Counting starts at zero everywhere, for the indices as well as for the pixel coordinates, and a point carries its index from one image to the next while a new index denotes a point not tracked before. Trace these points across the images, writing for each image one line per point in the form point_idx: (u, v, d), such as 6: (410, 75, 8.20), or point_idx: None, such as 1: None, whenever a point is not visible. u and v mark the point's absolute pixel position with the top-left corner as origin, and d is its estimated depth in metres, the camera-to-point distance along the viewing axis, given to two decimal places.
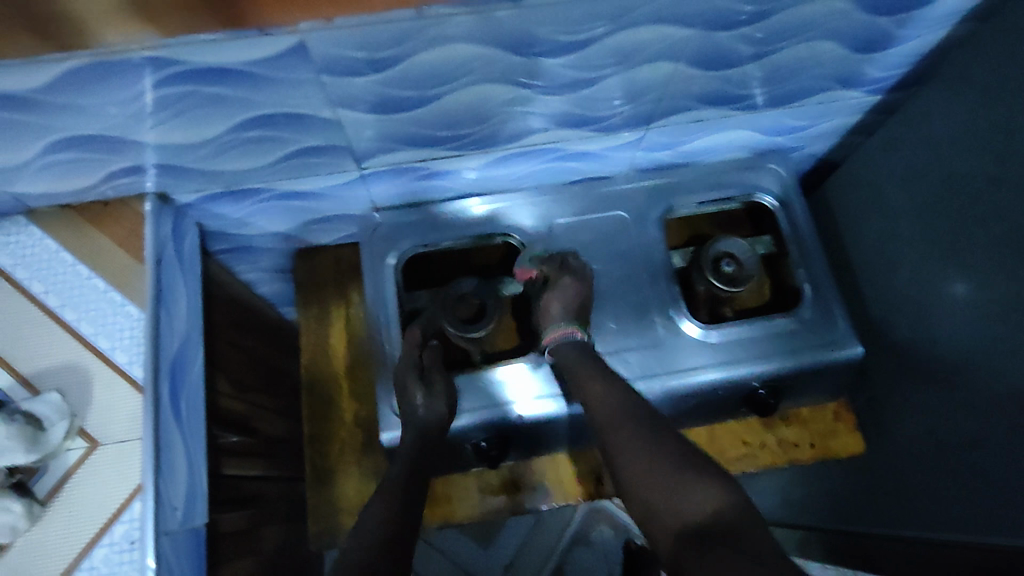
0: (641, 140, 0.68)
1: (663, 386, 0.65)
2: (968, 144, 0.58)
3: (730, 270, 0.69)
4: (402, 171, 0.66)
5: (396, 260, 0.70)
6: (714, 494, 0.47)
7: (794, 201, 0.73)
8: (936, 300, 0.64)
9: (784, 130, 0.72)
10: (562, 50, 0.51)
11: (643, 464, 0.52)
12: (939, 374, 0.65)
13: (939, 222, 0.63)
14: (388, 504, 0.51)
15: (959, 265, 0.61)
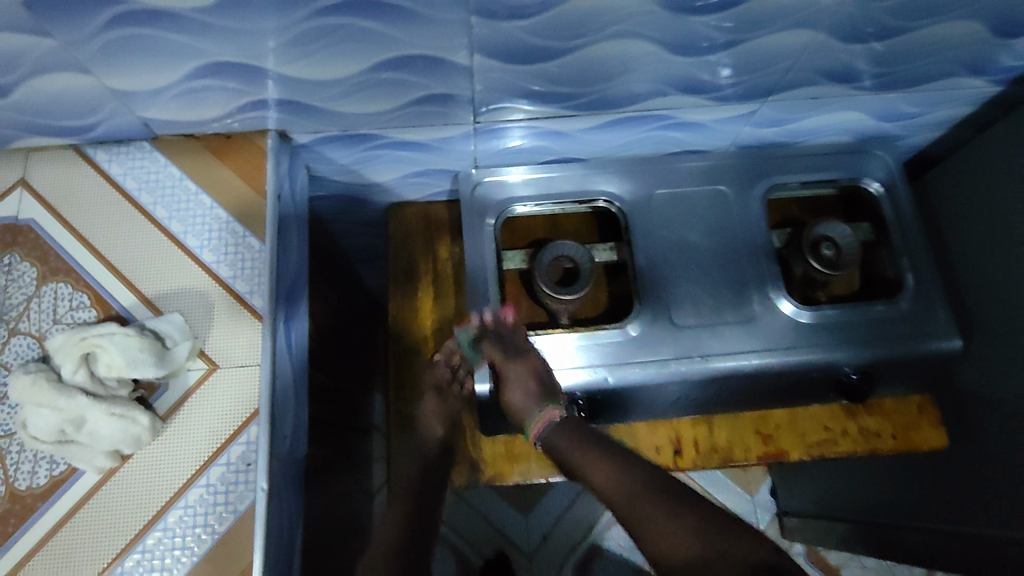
0: (750, 115, 0.68)
1: (754, 361, 0.65)
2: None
3: (830, 253, 0.69)
4: (514, 127, 0.65)
5: (495, 222, 0.69)
6: (690, 538, 0.50)
7: (900, 187, 0.72)
8: None
9: (895, 117, 0.71)
10: (708, 8, 0.51)
11: (660, 535, 0.51)
12: None
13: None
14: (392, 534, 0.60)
15: None
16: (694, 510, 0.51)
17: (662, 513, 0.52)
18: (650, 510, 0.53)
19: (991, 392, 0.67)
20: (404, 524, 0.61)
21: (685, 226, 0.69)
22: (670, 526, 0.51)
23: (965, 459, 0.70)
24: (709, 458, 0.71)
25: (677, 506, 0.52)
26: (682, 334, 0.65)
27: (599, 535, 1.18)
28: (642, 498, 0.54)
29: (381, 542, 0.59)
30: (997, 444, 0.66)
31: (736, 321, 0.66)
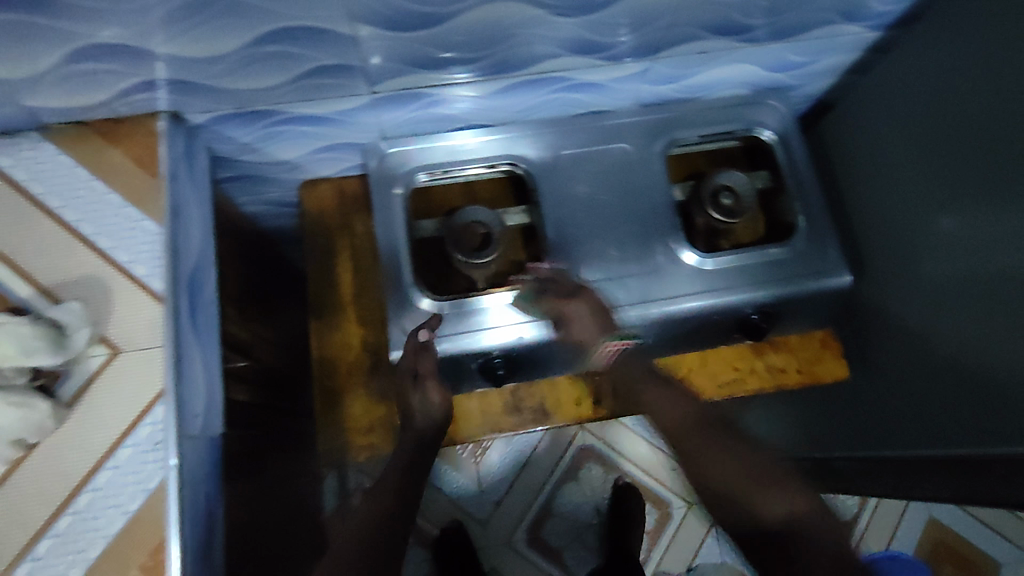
0: (645, 73, 0.69)
1: (676, 306, 0.68)
2: (971, 83, 0.60)
3: (729, 202, 0.72)
4: (415, 96, 0.65)
5: (404, 190, 0.69)
6: (794, 503, 0.52)
7: (793, 136, 0.75)
8: (921, 236, 0.67)
9: (784, 67, 0.74)
10: None
11: (735, 474, 0.55)
12: (925, 304, 0.67)
13: (931, 158, 0.65)
14: (380, 498, 0.56)
15: (947, 200, 0.63)
16: (744, 450, 0.57)
17: (753, 488, 0.54)
18: (726, 458, 0.56)
19: (896, 324, 0.72)
20: (394, 495, 0.57)
21: (591, 184, 0.71)
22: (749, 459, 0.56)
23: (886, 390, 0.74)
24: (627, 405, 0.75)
25: (729, 447, 0.57)
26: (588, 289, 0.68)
27: (550, 494, 1.22)
28: (692, 435, 0.59)
29: (351, 527, 0.53)
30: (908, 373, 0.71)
31: (639, 275, 0.69)
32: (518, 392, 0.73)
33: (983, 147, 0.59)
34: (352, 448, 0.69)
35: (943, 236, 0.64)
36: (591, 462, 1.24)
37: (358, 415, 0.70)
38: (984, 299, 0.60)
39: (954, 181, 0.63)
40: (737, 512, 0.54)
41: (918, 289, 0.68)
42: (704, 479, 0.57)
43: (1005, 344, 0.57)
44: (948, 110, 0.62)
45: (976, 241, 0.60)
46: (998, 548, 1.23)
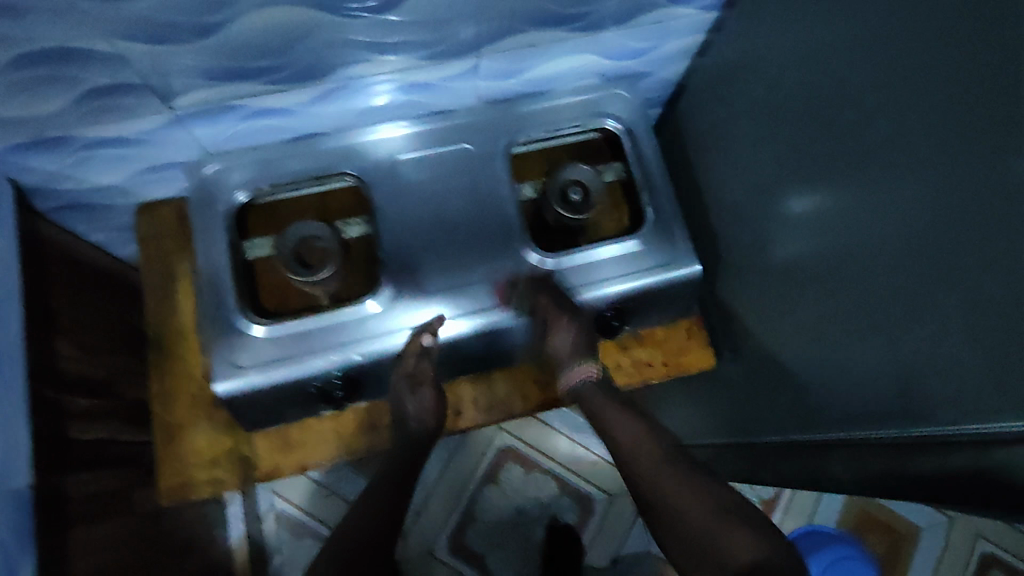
0: (476, 69, 0.66)
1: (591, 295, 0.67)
2: (793, 59, 0.57)
3: (577, 199, 0.70)
4: (222, 110, 0.61)
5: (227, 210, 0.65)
6: (750, 549, 0.52)
7: (638, 127, 0.73)
8: (772, 220, 0.65)
9: (626, 54, 0.71)
10: None
11: (703, 514, 0.56)
12: (780, 290, 0.65)
13: (770, 139, 0.63)
14: (388, 493, 0.61)
15: (793, 181, 0.60)
16: (696, 475, 0.59)
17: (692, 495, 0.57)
18: (683, 500, 0.57)
19: (761, 310, 0.70)
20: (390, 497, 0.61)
21: (430, 189, 0.68)
22: (695, 504, 0.57)
23: (758, 376, 0.73)
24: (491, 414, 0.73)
25: (699, 478, 0.59)
26: (428, 300, 0.66)
27: (470, 498, 1.21)
28: (661, 473, 0.60)
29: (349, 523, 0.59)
30: (770, 355, 0.69)
31: (483, 279, 0.66)
32: (374, 409, 0.70)
33: (806, 124, 0.57)
34: (197, 484, 0.67)
35: (794, 219, 0.61)
36: (511, 463, 1.23)
37: (202, 447, 0.68)
38: (823, 282, 0.58)
39: (798, 162, 0.59)
40: (714, 556, 0.53)
41: (772, 272, 0.67)
42: (678, 525, 0.56)
43: (847, 332, 0.56)
44: (784, 89, 0.59)
45: (824, 222, 0.56)
46: (919, 514, 1.24)
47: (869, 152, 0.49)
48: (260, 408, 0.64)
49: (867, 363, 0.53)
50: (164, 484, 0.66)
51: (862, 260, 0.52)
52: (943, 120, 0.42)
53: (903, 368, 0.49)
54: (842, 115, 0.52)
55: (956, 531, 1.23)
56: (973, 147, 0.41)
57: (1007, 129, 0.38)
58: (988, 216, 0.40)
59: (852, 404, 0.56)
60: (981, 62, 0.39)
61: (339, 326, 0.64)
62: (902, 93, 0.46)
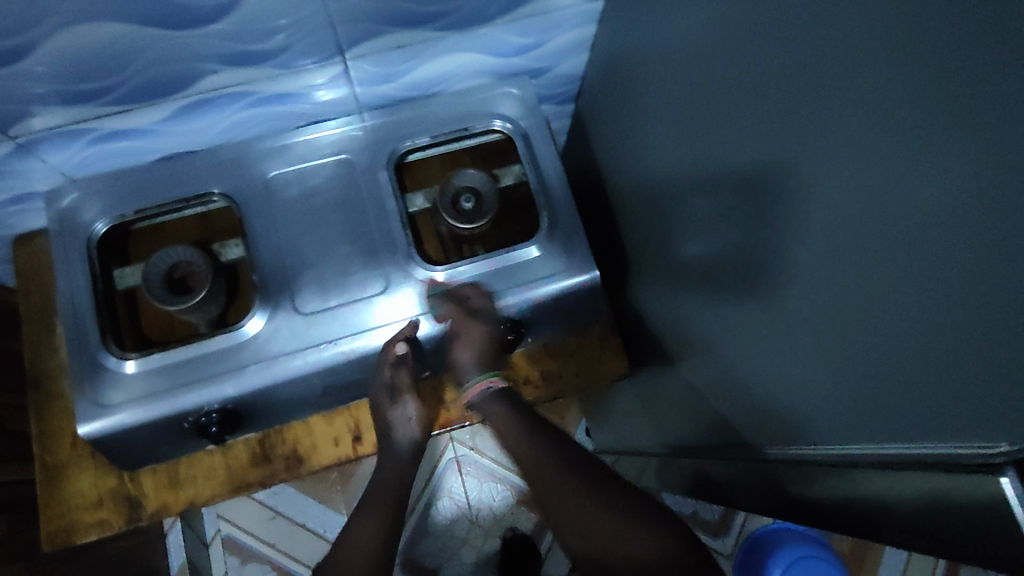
0: (345, 75, 0.62)
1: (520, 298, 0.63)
2: (671, 49, 0.53)
3: (469, 207, 0.66)
4: (71, 133, 0.58)
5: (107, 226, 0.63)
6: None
7: (532, 126, 0.69)
8: (670, 219, 0.61)
9: (513, 50, 0.67)
10: None
11: (597, 530, 0.48)
12: (684, 294, 0.61)
13: (657, 131, 0.59)
14: (379, 521, 0.55)
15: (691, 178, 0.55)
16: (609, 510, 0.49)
17: (615, 537, 0.47)
18: (582, 513, 0.49)
19: (673, 317, 0.66)
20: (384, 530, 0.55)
21: (309, 207, 0.64)
22: (607, 514, 0.49)
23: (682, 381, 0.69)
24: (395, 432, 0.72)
25: (599, 496, 0.50)
26: (307, 322, 0.61)
27: (423, 514, 1.17)
28: (560, 483, 0.51)
29: (359, 546, 0.53)
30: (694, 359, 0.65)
31: (367, 296, 0.62)
32: (266, 440, 0.66)
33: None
34: (80, 528, 0.63)
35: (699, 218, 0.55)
36: (465, 475, 1.19)
37: (87, 489, 0.64)
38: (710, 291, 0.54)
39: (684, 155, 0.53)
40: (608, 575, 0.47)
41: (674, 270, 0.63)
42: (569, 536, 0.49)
43: (754, 342, 0.48)
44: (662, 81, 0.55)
45: (727, 216, 0.48)
46: None
47: (731, 155, 0.45)
48: (134, 446, 0.60)
49: (755, 385, 0.49)
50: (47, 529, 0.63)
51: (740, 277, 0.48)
52: (802, 105, 0.36)
53: (785, 393, 0.45)
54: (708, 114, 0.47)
55: None
56: (812, 155, 0.36)
57: (831, 134, 0.34)
58: (859, 210, 0.33)
59: (811, 442, 0.43)
60: (806, 52, 0.35)
61: (210, 354, 0.60)
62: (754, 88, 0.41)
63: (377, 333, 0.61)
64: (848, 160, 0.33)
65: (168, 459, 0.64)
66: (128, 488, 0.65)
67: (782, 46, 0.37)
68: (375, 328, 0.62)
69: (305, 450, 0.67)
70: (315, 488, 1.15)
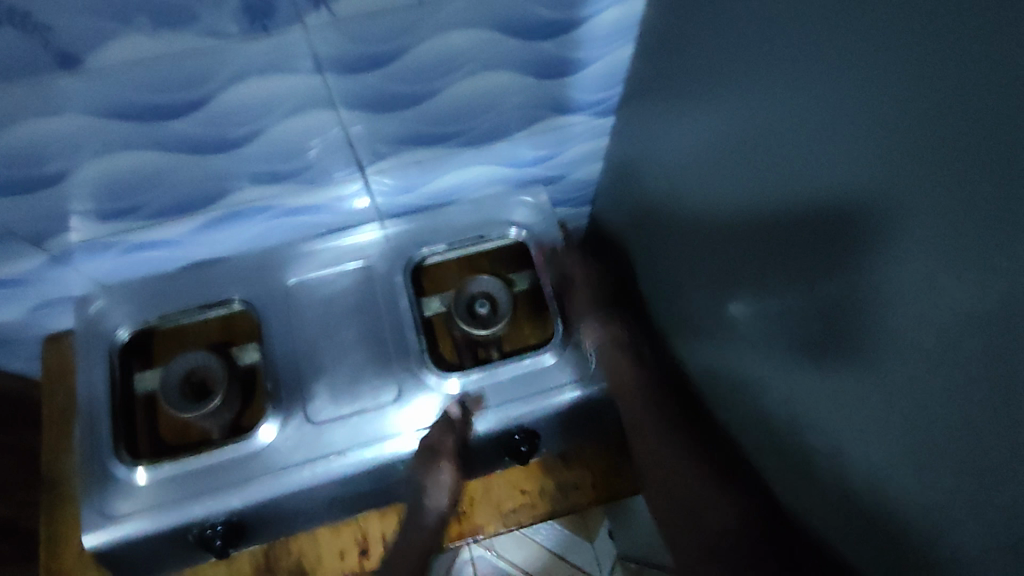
0: (366, 188, 0.65)
1: (537, 405, 0.62)
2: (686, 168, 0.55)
3: (484, 310, 0.66)
4: (105, 245, 0.61)
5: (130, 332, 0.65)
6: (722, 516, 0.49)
7: (547, 234, 0.69)
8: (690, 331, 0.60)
9: (528, 161, 0.69)
10: (172, 113, 0.48)
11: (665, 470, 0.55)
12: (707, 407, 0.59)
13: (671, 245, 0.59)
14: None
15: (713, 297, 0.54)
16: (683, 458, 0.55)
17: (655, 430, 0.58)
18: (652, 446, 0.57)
19: None
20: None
21: (329, 312, 0.65)
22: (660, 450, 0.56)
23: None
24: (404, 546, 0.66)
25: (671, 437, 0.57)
26: (317, 432, 0.60)
27: None
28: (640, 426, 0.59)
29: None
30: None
31: (380, 404, 0.62)
32: (270, 552, 0.64)
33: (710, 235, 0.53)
34: None
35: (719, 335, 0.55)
36: None
37: None
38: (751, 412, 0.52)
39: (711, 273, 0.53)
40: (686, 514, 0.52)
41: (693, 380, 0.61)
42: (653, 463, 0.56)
43: (786, 468, 0.46)
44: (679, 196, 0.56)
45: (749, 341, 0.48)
46: None
47: (760, 292, 0.45)
48: (137, 558, 0.59)
49: None
50: None
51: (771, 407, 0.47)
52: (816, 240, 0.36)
53: (828, 534, 0.43)
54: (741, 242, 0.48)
55: None
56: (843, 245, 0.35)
57: (880, 292, 0.33)
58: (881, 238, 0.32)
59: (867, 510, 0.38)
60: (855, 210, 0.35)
61: (219, 466, 0.59)
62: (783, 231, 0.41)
63: (399, 439, 0.61)
64: (882, 241, 0.32)
65: (170, 571, 0.62)
66: None
67: (810, 203, 0.37)
68: (396, 432, 0.61)
69: (310, 563, 0.64)
70: None
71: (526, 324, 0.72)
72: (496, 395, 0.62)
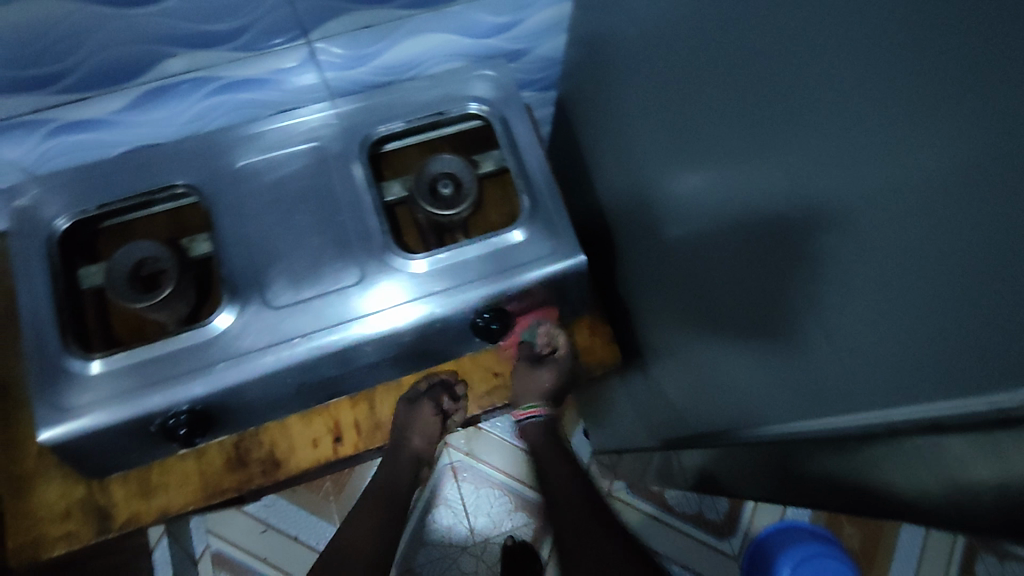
0: (313, 58, 0.60)
1: (510, 281, 0.61)
2: (660, 15, 0.51)
3: (447, 192, 0.64)
4: (26, 124, 0.56)
5: (70, 223, 0.60)
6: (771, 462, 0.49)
7: (509, 108, 0.66)
8: (669, 196, 0.59)
9: (487, 29, 0.65)
10: None
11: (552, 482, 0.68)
12: (688, 270, 0.59)
13: (655, 105, 0.57)
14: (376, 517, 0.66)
15: (688, 152, 0.53)
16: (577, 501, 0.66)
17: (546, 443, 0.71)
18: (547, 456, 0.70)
19: (676, 300, 0.64)
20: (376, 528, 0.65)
21: (281, 195, 0.62)
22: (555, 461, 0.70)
23: (681, 369, 0.67)
24: (365, 440, 0.66)
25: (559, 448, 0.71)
26: (277, 317, 0.58)
27: (417, 523, 1.13)
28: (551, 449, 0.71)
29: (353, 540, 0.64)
30: (691, 342, 0.63)
31: (341, 288, 0.60)
32: (242, 444, 0.63)
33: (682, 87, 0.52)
34: (46, 542, 0.60)
35: (693, 193, 0.54)
36: (460, 479, 1.15)
37: (54, 501, 0.61)
38: (720, 266, 0.52)
39: (691, 125, 0.51)
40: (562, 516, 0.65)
41: (672, 247, 0.61)
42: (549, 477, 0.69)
43: (766, 308, 0.46)
44: (660, 46, 0.53)
45: (731, 186, 0.47)
46: None
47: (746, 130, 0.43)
48: (100, 452, 0.57)
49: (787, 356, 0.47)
50: (10, 546, 0.59)
51: (766, 267, 0.45)
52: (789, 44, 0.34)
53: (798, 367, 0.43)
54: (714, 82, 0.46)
55: None
56: (866, 78, 0.32)
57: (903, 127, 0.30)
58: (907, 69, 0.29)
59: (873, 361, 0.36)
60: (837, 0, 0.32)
61: (177, 354, 0.57)
62: (762, 54, 0.39)
63: (371, 319, 0.59)
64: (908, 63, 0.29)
65: (137, 467, 0.61)
66: (95, 499, 0.61)
67: (819, 23, 0.34)
68: (369, 313, 0.59)
69: (284, 451, 0.63)
70: (305, 499, 1.11)
71: (488, 206, 0.72)
72: (472, 273, 0.61)
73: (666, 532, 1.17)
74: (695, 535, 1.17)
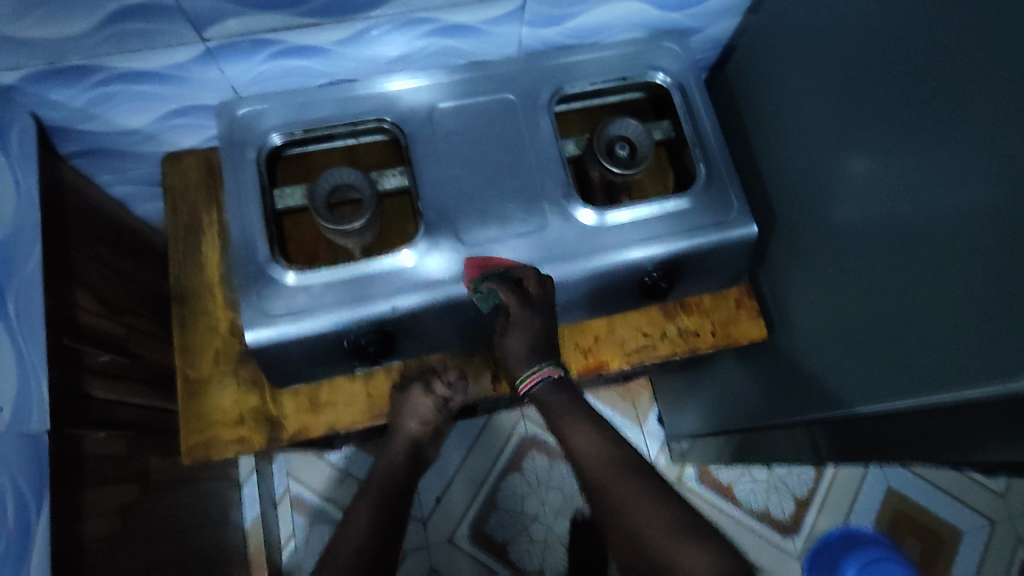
0: (520, 13, 0.63)
1: (678, 244, 0.63)
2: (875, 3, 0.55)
3: (625, 153, 0.67)
4: (256, 43, 0.59)
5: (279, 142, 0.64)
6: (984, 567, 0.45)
7: (687, 81, 0.69)
8: (840, 178, 0.62)
9: (676, 5, 0.68)
10: None
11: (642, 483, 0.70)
12: (849, 250, 0.62)
13: (845, 89, 0.60)
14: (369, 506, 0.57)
15: (881, 136, 0.56)
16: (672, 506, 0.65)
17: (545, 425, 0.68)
18: None
19: (820, 279, 0.67)
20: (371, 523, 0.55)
21: (470, 138, 0.65)
22: None
23: (813, 348, 0.69)
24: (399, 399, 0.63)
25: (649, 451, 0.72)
26: (466, 252, 0.61)
27: (492, 489, 1.15)
28: None
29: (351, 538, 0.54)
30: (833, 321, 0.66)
31: (521, 233, 0.62)
32: (405, 373, 0.66)
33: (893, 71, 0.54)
34: (218, 444, 0.62)
35: (880, 174, 0.57)
36: (535, 452, 1.17)
37: (227, 407, 0.63)
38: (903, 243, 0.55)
39: (893, 110, 0.55)
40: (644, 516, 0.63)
41: (835, 228, 0.64)
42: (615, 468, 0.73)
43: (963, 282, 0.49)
44: (868, 36, 0.56)
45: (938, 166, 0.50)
46: (958, 517, 1.19)
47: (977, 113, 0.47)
48: (285, 363, 0.60)
49: None
50: (186, 444, 0.62)
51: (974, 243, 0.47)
52: None
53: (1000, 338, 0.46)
54: (945, 63, 0.49)
55: (996, 533, 1.18)
56: None
57: None
58: None
59: None
60: None
61: (371, 279, 0.59)
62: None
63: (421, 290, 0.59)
64: None
65: (311, 383, 0.64)
66: (264, 408, 0.63)
67: None
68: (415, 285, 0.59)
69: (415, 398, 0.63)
70: None
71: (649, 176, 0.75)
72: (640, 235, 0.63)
73: (731, 523, 1.19)
74: (759, 529, 1.19)
